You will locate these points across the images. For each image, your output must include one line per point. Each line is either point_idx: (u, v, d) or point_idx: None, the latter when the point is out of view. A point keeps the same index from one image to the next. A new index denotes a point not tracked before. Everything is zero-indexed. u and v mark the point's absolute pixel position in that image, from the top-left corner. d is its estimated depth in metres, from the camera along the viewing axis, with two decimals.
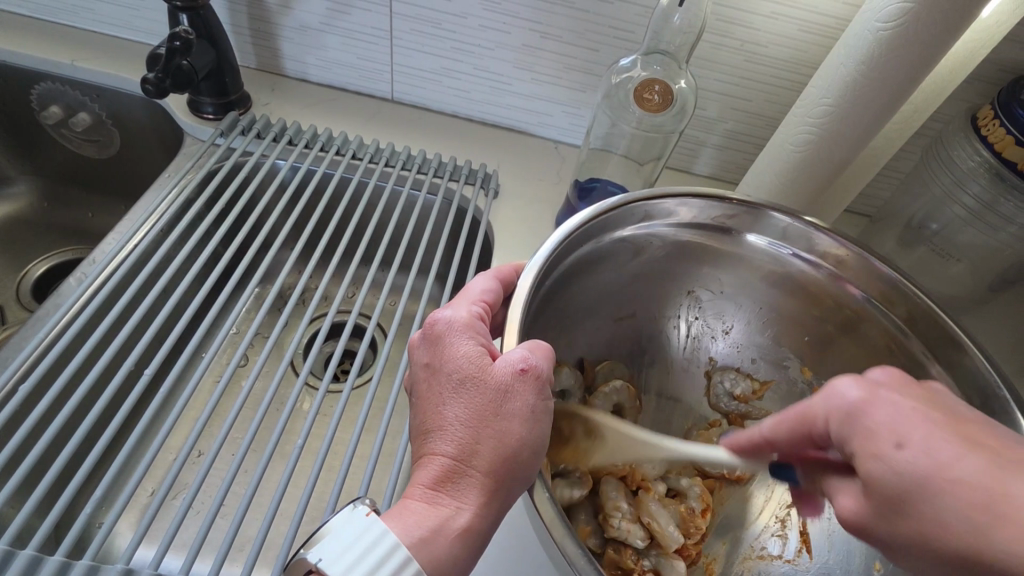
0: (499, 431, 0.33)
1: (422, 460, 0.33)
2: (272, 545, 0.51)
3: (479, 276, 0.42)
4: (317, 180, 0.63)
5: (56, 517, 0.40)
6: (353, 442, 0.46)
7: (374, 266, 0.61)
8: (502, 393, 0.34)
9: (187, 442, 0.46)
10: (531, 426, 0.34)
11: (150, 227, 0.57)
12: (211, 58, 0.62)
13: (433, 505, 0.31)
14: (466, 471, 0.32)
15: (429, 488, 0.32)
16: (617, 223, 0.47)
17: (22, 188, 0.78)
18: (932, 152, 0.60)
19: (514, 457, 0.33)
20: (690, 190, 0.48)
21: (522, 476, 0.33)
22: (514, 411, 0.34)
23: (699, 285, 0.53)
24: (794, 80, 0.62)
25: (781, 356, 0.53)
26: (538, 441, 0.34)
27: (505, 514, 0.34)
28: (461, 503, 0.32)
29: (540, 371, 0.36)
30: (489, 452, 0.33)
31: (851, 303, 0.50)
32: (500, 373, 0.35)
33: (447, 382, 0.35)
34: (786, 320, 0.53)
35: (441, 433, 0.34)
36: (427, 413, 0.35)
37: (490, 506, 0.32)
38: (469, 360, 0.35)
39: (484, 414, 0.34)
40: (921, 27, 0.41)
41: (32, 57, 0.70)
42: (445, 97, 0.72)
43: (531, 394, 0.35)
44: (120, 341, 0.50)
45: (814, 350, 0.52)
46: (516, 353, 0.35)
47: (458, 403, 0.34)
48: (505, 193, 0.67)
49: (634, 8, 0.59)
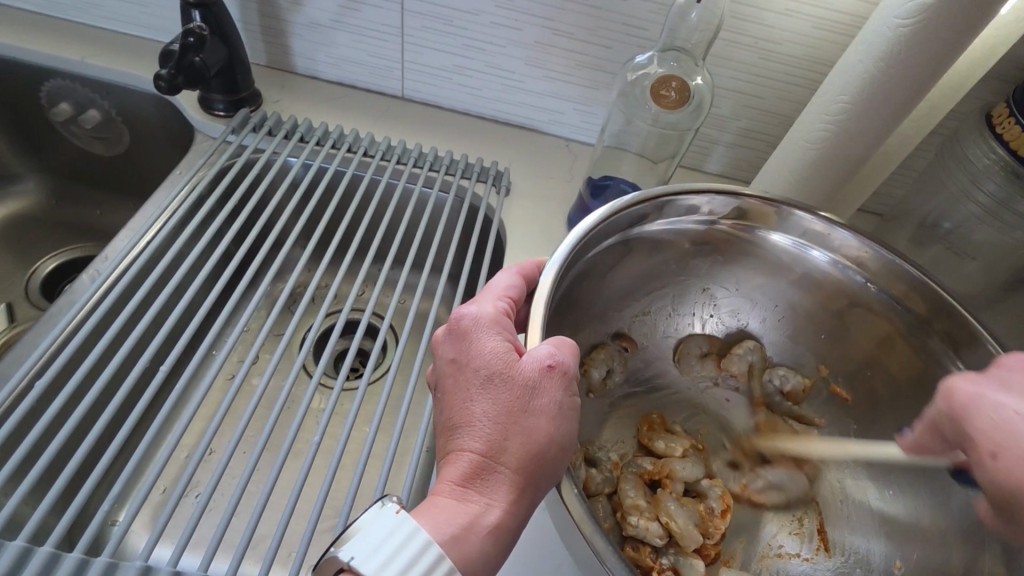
0: (528, 427, 0.33)
1: (450, 456, 0.33)
2: (287, 544, 0.51)
3: (502, 273, 0.42)
4: (328, 177, 0.63)
5: (74, 516, 0.40)
6: (369, 440, 0.46)
7: (387, 264, 0.60)
8: (530, 390, 0.34)
9: (204, 441, 0.46)
10: (559, 423, 0.34)
11: (161, 224, 0.57)
12: (222, 55, 0.61)
13: (463, 501, 0.31)
14: (495, 467, 0.32)
15: (458, 485, 0.32)
16: (637, 220, 0.47)
17: (31, 186, 0.77)
18: (946, 150, 0.59)
19: (543, 454, 0.33)
20: (713, 187, 0.47)
21: (551, 472, 0.33)
22: (542, 408, 0.34)
23: (714, 282, 0.53)
24: (808, 79, 0.61)
25: (796, 354, 0.54)
26: (566, 438, 0.34)
27: (533, 511, 0.33)
28: (491, 500, 0.32)
29: (567, 367, 0.36)
30: (518, 448, 0.33)
31: (871, 302, 0.49)
32: (528, 368, 0.35)
33: (474, 378, 0.35)
34: (803, 318, 0.53)
35: (469, 429, 0.33)
36: (454, 409, 0.35)
37: (518, 503, 0.32)
38: (496, 356, 0.35)
39: (512, 410, 0.34)
40: (942, 24, 0.41)
41: (42, 54, 0.70)
42: (456, 95, 0.72)
43: (558, 390, 0.35)
44: (135, 339, 0.49)
45: (830, 347, 0.53)
46: (543, 349, 0.36)
47: (486, 399, 0.34)
48: (517, 192, 0.67)
49: (648, 5, 0.58)
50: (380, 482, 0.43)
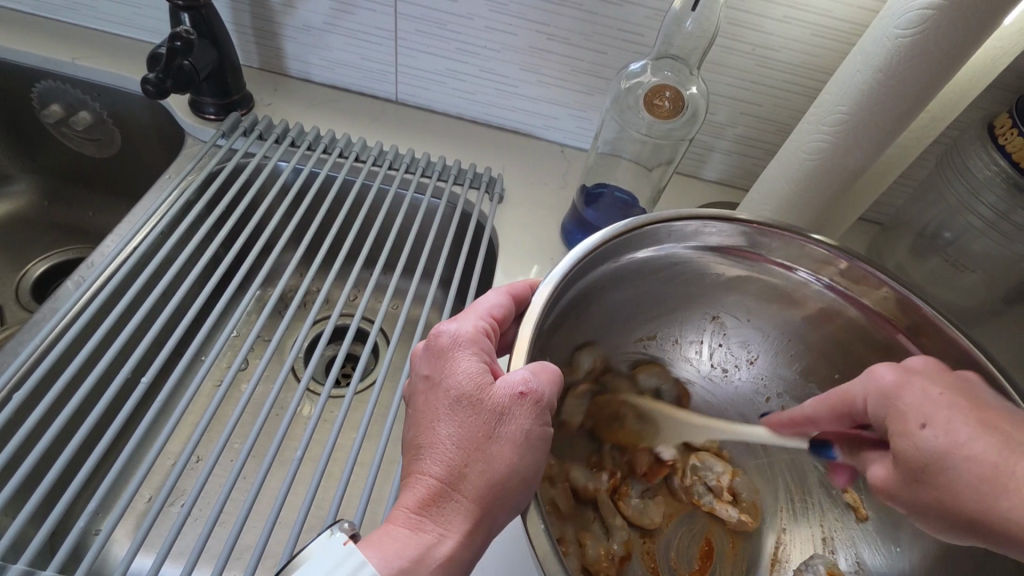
0: (491, 456, 0.33)
1: (410, 479, 0.33)
2: (270, 553, 0.51)
3: (491, 291, 0.42)
4: (319, 181, 0.62)
5: (51, 527, 0.39)
6: (354, 450, 0.46)
7: (376, 270, 0.59)
8: (498, 416, 0.33)
9: (187, 449, 0.45)
10: (525, 452, 0.33)
11: (150, 228, 0.56)
12: (213, 58, 0.61)
13: (418, 530, 0.31)
14: (452, 495, 0.32)
15: (414, 512, 0.31)
16: (642, 242, 0.45)
17: (22, 187, 0.77)
18: (947, 160, 0.58)
19: (504, 484, 0.32)
20: (716, 213, 0.46)
21: (511, 503, 0.33)
22: (508, 436, 0.33)
23: (724, 311, 0.52)
24: (807, 87, 0.60)
25: (807, 392, 0.52)
26: (530, 469, 0.33)
27: (489, 542, 0.33)
28: (446, 530, 0.31)
29: (541, 395, 0.34)
30: (478, 477, 0.32)
31: (888, 343, 0.47)
32: (498, 394, 0.34)
33: (443, 399, 0.34)
34: (814, 353, 0.51)
35: (431, 453, 0.33)
36: (419, 429, 0.34)
37: (474, 534, 0.32)
38: (468, 378, 0.34)
39: (477, 436, 0.33)
40: (942, 35, 0.40)
41: (33, 54, 0.69)
42: (450, 99, 0.71)
43: (528, 418, 0.34)
44: (118, 345, 0.48)
45: (843, 386, 0.51)
46: (517, 374, 0.34)
47: (452, 422, 0.33)
48: (510, 198, 0.66)
49: (644, 11, 0.58)
50: (364, 496, 0.43)
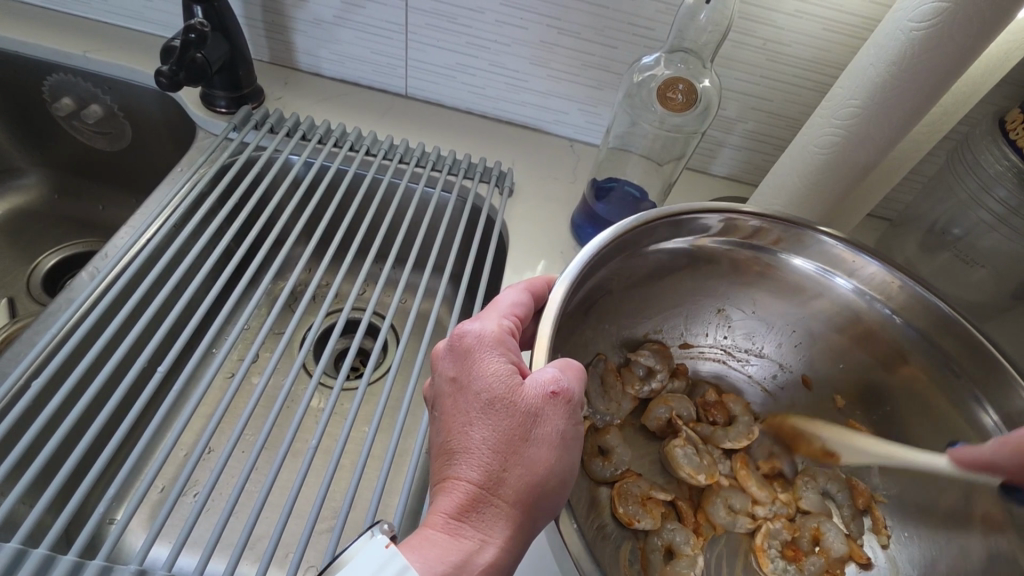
0: (528, 458, 0.33)
1: (445, 484, 0.33)
2: (284, 544, 0.51)
3: (509, 288, 0.42)
4: (331, 175, 0.62)
5: (70, 515, 0.40)
6: (368, 440, 0.46)
7: (388, 264, 0.58)
8: (532, 418, 0.34)
9: (202, 440, 0.45)
10: (560, 453, 0.34)
11: (163, 221, 0.57)
12: (225, 52, 0.61)
13: (457, 536, 0.31)
14: (491, 499, 0.32)
15: (452, 517, 0.31)
16: (649, 238, 0.45)
17: (34, 180, 0.77)
18: (957, 155, 0.58)
19: (541, 487, 0.33)
20: (729, 206, 0.46)
21: (549, 505, 0.33)
22: (543, 437, 0.34)
23: (730, 304, 0.53)
24: (819, 81, 0.60)
25: (814, 382, 0.52)
26: (565, 470, 0.34)
27: (529, 544, 0.33)
28: (486, 536, 0.31)
29: (572, 394, 0.35)
30: (516, 481, 0.32)
31: (896, 336, 0.47)
32: (531, 396, 0.34)
33: (474, 401, 0.34)
34: (821, 348, 0.52)
35: (465, 457, 0.33)
36: (451, 432, 0.34)
37: (514, 539, 0.32)
38: (498, 380, 0.35)
39: (512, 439, 0.33)
40: (957, 27, 0.40)
41: (44, 47, 0.69)
42: (460, 93, 0.71)
43: (561, 418, 0.34)
44: (132, 338, 0.48)
45: (848, 377, 0.51)
46: (547, 373, 0.35)
47: (486, 425, 0.33)
48: (520, 192, 0.67)
49: (656, 5, 0.57)
50: (379, 485, 0.43)
